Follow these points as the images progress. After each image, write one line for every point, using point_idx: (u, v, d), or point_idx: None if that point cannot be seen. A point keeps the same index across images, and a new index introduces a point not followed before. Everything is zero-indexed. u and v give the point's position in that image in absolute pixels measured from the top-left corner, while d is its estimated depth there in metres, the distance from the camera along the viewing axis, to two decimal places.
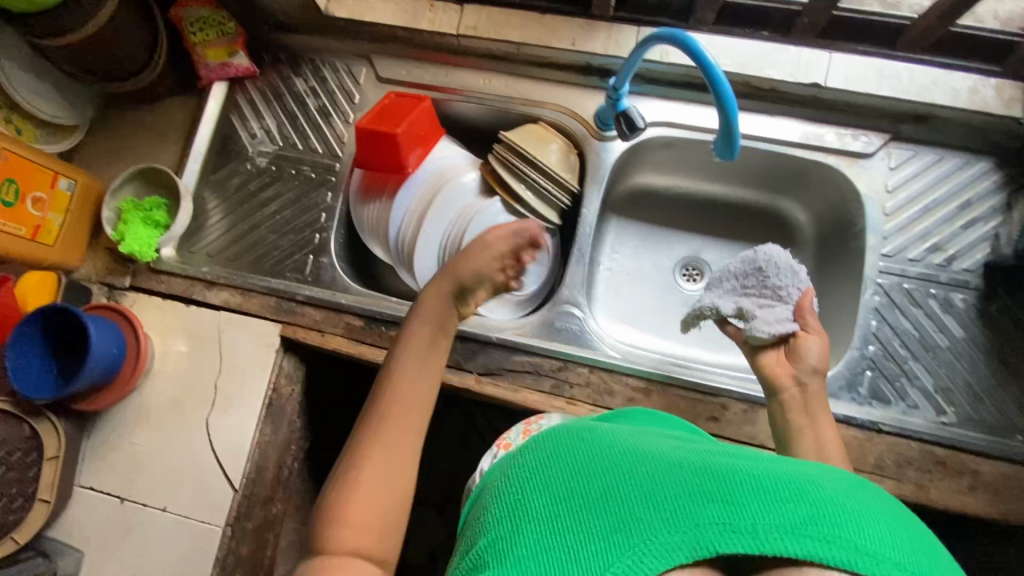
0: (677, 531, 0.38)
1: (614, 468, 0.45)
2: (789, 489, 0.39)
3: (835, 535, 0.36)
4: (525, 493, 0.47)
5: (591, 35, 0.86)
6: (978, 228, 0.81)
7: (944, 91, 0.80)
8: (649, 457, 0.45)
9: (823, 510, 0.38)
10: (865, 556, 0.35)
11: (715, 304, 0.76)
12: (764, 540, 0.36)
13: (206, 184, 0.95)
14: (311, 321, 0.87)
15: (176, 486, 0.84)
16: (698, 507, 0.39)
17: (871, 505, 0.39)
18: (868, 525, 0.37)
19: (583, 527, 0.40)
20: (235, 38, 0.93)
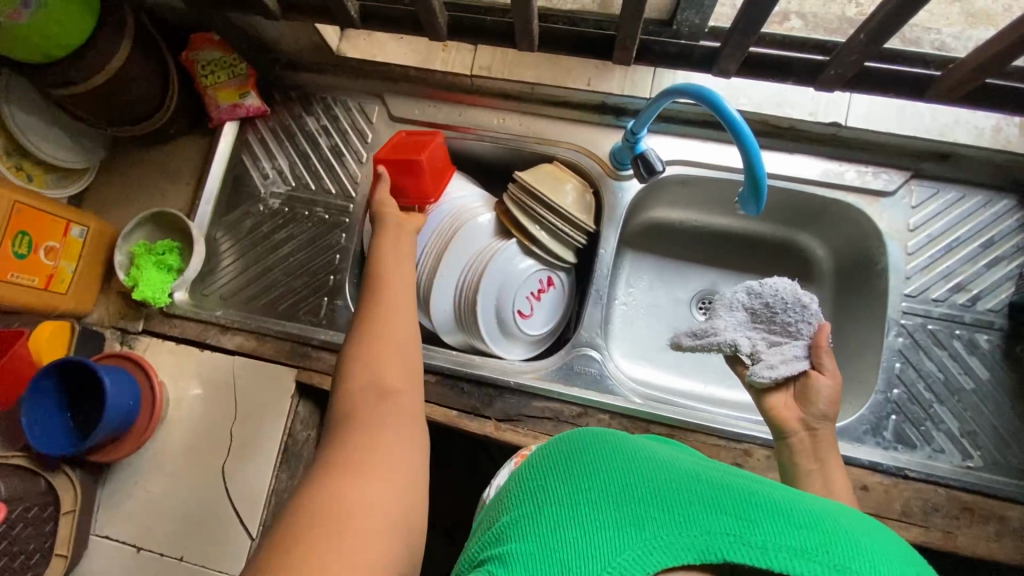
0: (686, 533, 0.36)
1: (625, 453, 0.42)
2: (805, 516, 0.37)
3: (847, 566, 0.34)
4: (528, 475, 0.44)
5: (607, 75, 0.85)
6: (1002, 266, 0.80)
7: (966, 130, 0.79)
8: (663, 457, 0.43)
9: (839, 540, 0.35)
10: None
11: (734, 340, 0.72)
12: (773, 558, 0.34)
13: (218, 225, 0.95)
14: (327, 366, 0.86)
15: (193, 534, 0.84)
16: (708, 513, 0.36)
17: (888, 540, 0.37)
18: (886, 563, 0.35)
19: (589, 508, 0.38)
20: (246, 79, 0.92)
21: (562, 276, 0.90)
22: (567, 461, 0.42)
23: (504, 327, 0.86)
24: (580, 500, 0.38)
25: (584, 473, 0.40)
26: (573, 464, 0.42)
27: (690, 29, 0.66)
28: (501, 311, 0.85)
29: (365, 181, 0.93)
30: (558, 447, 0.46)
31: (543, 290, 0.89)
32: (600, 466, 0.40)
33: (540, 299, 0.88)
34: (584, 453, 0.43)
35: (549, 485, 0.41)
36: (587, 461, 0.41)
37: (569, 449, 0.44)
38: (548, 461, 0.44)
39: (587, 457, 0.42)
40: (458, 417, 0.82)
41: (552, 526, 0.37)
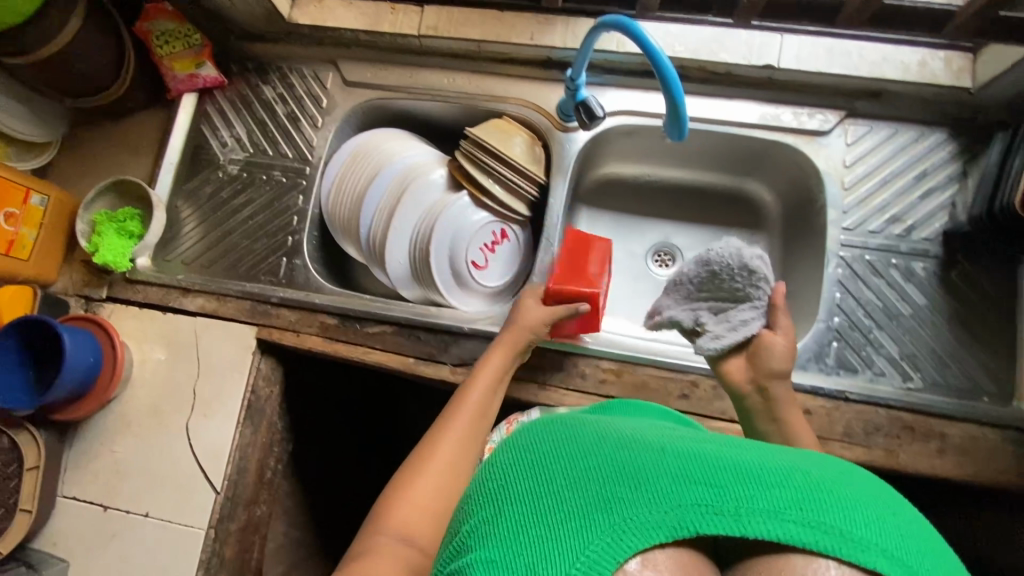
0: (657, 511, 0.35)
1: (590, 436, 0.41)
2: (773, 473, 0.37)
3: (820, 520, 0.35)
4: (492, 465, 0.43)
5: (549, 29, 0.88)
6: (938, 196, 0.82)
7: (893, 66, 0.81)
8: (623, 432, 0.42)
9: (807, 494, 0.36)
10: (852, 543, 0.34)
11: (672, 316, 0.73)
12: (746, 524, 0.35)
13: (180, 193, 0.97)
14: (286, 321, 0.88)
15: (158, 491, 0.85)
16: (679, 488, 0.36)
17: (849, 482, 0.39)
18: (853, 509, 0.36)
19: (556, 501, 0.36)
20: (202, 49, 0.94)
21: (516, 229, 0.92)
22: (533, 451, 0.41)
23: (458, 277, 0.89)
24: (548, 490, 0.37)
25: (551, 464, 0.39)
26: (539, 452, 0.41)
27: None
28: (454, 260, 0.88)
29: (321, 145, 0.95)
30: (519, 438, 0.44)
31: (497, 242, 0.91)
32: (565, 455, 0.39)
33: (494, 250, 0.91)
34: (549, 440, 0.42)
35: (516, 479, 0.39)
36: (553, 450, 0.40)
37: (529, 439, 0.43)
38: (513, 451, 0.43)
39: (553, 447, 0.41)
40: (414, 363, 0.84)
41: (524, 524, 0.36)
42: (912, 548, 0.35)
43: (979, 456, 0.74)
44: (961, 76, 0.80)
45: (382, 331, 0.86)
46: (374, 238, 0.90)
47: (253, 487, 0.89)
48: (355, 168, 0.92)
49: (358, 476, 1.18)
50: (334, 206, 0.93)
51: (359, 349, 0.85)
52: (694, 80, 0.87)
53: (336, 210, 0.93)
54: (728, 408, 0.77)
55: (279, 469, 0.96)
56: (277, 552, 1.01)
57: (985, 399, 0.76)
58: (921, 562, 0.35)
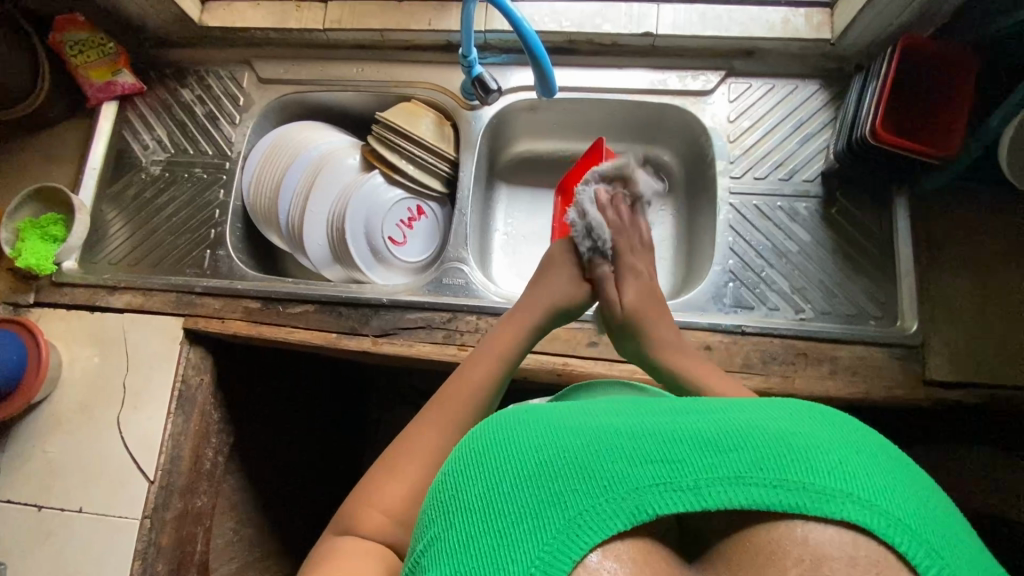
0: (615, 497, 0.33)
1: (545, 426, 0.38)
2: (733, 438, 0.35)
3: (780, 478, 0.33)
4: (445, 468, 0.40)
5: (445, 15, 0.93)
6: (815, 141, 0.88)
7: (759, 25, 0.88)
8: (576, 414, 0.40)
9: (768, 450, 0.34)
10: (817, 497, 0.33)
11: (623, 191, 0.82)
12: (707, 495, 0.33)
13: (104, 198, 0.99)
14: (210, 309, 0.90)
15: (92, 486, 0.86)
16: (634, 469, 0.34)
17: (813, 425, 0.37)
18: (817, 456, 0.34)
19: (507, 504, 0.34)
20: (117, 57, 0.98)
21: (433, 206, 0.96)
22: (482, 451, 0.38)
23: (377, 254, 0.93)
24: (499, 495, 0.35)
25: (499, 460, 0.36)
26: (488, 452, 0.37)
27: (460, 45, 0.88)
28: (371, 238, 0.92)
29: (239, 141, 0.99)
30: (467, 435, 0.41)
31: (414, 219, 0.95)
32: (512, 450, 0.36)
33: (412, 226, 0.95)
34: (496, 437, 0.38)
35: (470, 481, 0.36)
36: (501, 446, 0.37)
37: (476, 436, 0.40)
38: (464, 451, 0.39)
39: (502, 443, 0.37)
40: (337, 338, 0.86)
41: (479, 534, 0.33)
42: (880, 486, 0.33)
43: (870, 375, 0.78)
44: (820, 28, 0.87)
45: (305, 310, 0.88)
46: (294, 224, 0.94)
47: (190, 475, 0.90)
48: (273, 159, 0.96)
49: (311, 470, 1.19)
50: (256, 198, 0.97)
51: (282, 329, 0.87)
52: (583, 52, 0.94)
53: (258, 201, 0.97)
54: None
55: (219, 460, 0.96)
56: (226, 549, 1.01)
57: (871, 322, 0.81)
58: (891, 498, 0.33)
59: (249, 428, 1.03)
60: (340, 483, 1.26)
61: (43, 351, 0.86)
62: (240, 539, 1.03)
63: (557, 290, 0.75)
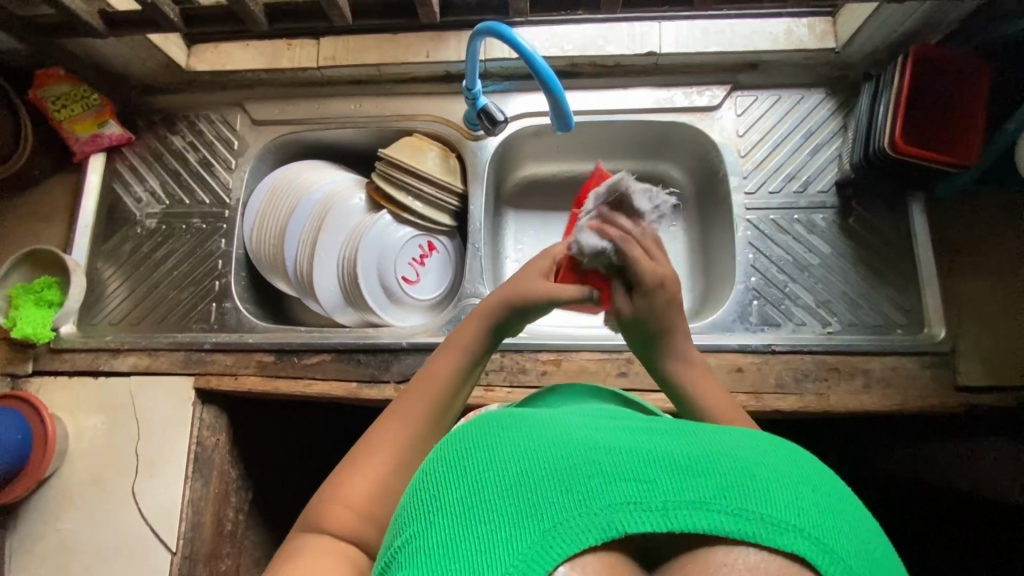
0: (588, 511, 0.32)
1: (524, 435, 0.37)
2: (701, 461, 0.35)
3: (742, 505, 0.32)
4: (426, 469, 0.39)
5: (443, 46, 0.91)
6: (826, 150, 0.88)
7: (763, 38, 0.87)
8: (557, 427, 0.39)
9: (734, 476, 0.34)
10: (769, 526, 0.32)
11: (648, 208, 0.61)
12: (672, 517, 0.32)
13: (98, 255, 0.95)
14: (223, 366, 0.86)
15: (110, 561, 0.82)
16: (607, 485, 0.33)
17: (777, 461, 0.36)
18: (776, 491, 0.34)
19: (484, 511, 0.33)
20: (102, 108, 0.94)
21: (443, 240, 0.94)
22: (465, 454, 0.37)
23: (390, 294, 0.90)
24: (479, 502, 0.33)
25: (489, 469, 0.35)
26: (470, 457, 0.36)
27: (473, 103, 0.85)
28: (383, 279, 0.89)
29: (237, 186, 0.95)
30: (454, 438, 0.40)
31: (425, 255, 0.92)
32: (495, 455, 0.36)
33: (423, 263, 0.92)
34: (481, 440, 0.38)
35: (449, 486, 0.35)
36: (490, 448, 0.37)
37: (462, 439, 0.39)
38: (447, 452, 0.38)
39: (486, 447, 0.37)
40: (357, 387, 0.83)
41: (456, 539, 0.32)
42: (830, 527, 0.33)
43: (902, 385, 0.77)
44: (824, 38, 0.86)
45: (320, 359, 0.85)
46: (301, 270, 0.91)
47: (212, 541, 0.86)
48: (273, 203, 0.93)
49: None
50: (257, 244, 0.93)
51: (300, 382, 0.84)
52: (587, 75, 0.92)
53: (260, 247, 0.93)
54: None
55: (239, 519, 0.93)
56: None
57: (899, 332, 0.80)
58: (838, 541, 0.33)
59: (267, 481, 1.00)
60: None
61: (49, 425, 0.82)
62: None
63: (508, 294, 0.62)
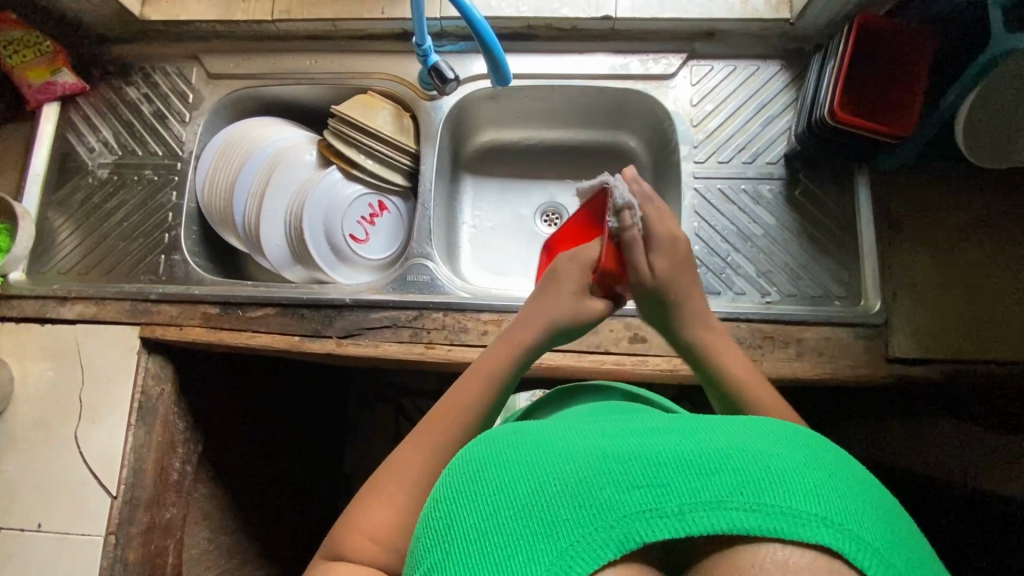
0: (602, 525, 0.33)
1: (532, 449, 0.38)
2: (710, 458, 0.34)
3: (758, 502, 0.32)
4: (436, 495, 0.40)
5: (398, 2, 0.90)
6: (778, 123, 0.88)
7: (719, 6, 0.87)
8: (566, 433, 0.39)
9: (747, 472, 0.34)
10: (790, 520, 0.32)
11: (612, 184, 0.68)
12: (689, 521, 0.33)
13: (50, 205, 0.95)
14: (168, 317, 0.87)
15: (52, 504, 0.83)
16: (620, 495, 0.33)
17: (790, 444, 0.36)
18: (792, 481, 0.33)
19: (500, 535, 0.34)
20: (53, 56, 0.92)
21: (395, 201, 0.94)
22: (475, 478, 0.38)
23: (338, 252, 0.91)
24: (493, 525, 0.34)
25: (500, 489, 0.36)
26: (480, 478, 0.37)
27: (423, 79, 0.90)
28: (332, 237, 0.89)
29: (191, 140, 0.95)
30: (465, 457, 0.41)
31: (376, 215, 0.92)
32: (509, 475, 0.36)
33: (374, 223, 0.92)
34: (488, 460, 0.38)
35: (462, 511, 0.36)
36: (498, 468, 0.37)
37: (473, 459, 0.39)
38: (456, 476, 0.39)
39: (495, 467, 0.37)
40: (300, 341, 0.84)
41: (477, 567, 0.33)
42: (847, 511, 0.33)
43: (836, 355, 0.78)
44: (779, 9, 0.86)
45: (264, 313, 0.85)
46: (249, 225, 0.91)
47: (155, 488, 0.87)
48: (226, 159, 0.93)
49: (287, 472, 1.17)
50: (209, 199, 0.93)
51: (243, 334, 0.85)
52: (542, 38, 0.92)
53: (212, 202, 0.93)
54: (603, 341, 0.81)
55: (188, 470, 0.94)
56: (201, 560, 0.98)
57: (835, 303, 0.81)
58: (857, 522, 0.33)
59: (218, 435, 1.01)
60: (315, 486, 1.25)
61: None
62: (216, 548, 1.01)
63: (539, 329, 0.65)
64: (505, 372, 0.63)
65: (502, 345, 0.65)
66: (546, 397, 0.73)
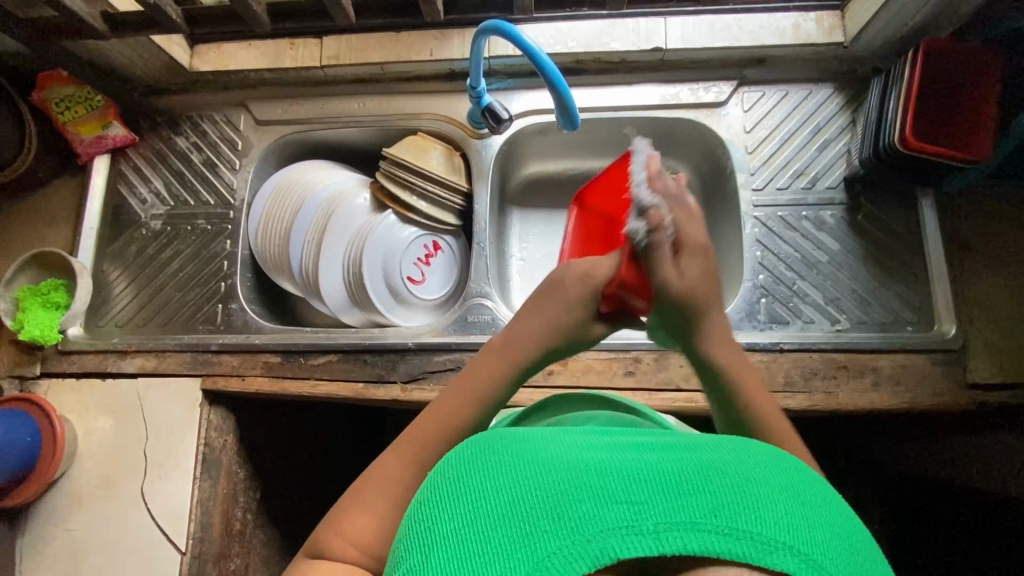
0: (579, 539, 0.29)
1: (514, 456, 0.35)
2: (693, 476, 0.31)
3: (739, 526, 0.29)
4: (417, 501, 0.37)
5: (446, 43, 0.90)
6: (834, 146, 0.87)
7: (771, 33, 0.86)
8: (550, 443, 0.36)
9: (728, 494, 0.31)
10: (760, 547, 0.29)
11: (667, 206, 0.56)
12: (666, 541, 0.29)
13: (104, 257, 0.95)
14: (229, 367, 0.86)
15: (121, 561, 0.82)
16: (598, 509, 0.30)
17: (766, 470, 0.33)
18: (770, 508, 0.30)
19: (473, 545, 0.31)
20: (105, 110, 0.93)
21: (449, 240, 0.93)
22: (456, 482, 0.35)
23: (395, 294, 0.90)
24: (469, 533, 0.31)
25: (482, 495, 0.33)
26: (461, 486, 0.34)
27: (474, 118, 0.90)
28: (389, 279, 0.89)
29: (242, 187, 0.95)
30: (447, 464, 0.38)
31: (431, 255, 0.92)
32: (489, 483, 0.33)
33: (429, 263, 0.92)
34: (469, 468, 0.35)
35: (440, 517, 0.33)
36: (481, 474, 0.34)
37: (454, 465, 0.37)
38: (441, 481, 0.37)
39: (475, 474, 0.35)
40: (364, 388, 0.83)
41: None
42: (823, 542, 0.30)
43: (913, 383, 0.76)
44: (832, 32, 0.85)
45: (328, 360, 0.85)
46: (306, 271, 0.91)
47: (220, 541, 0.86)
48: (278, 204, 0.93)
49: None
50: (263, 246, 0.93)
51: (306, 382, 0.84)
52: (591, 71, 0.92)
53: (265, 249, 0.93)
54: (671, 377, 0.79)
55: (247, 518, 0.93)
56: None
57: (909, 329, 0.80)
58: (827, 555, 0.30)
59: (274, 480, 1.00)
60: None
61: (58, 425, 0.82)
62: None
63: (546, 331, 0.56)
64: (527, 356, 0.57)
65: (497, 353, 0.57)
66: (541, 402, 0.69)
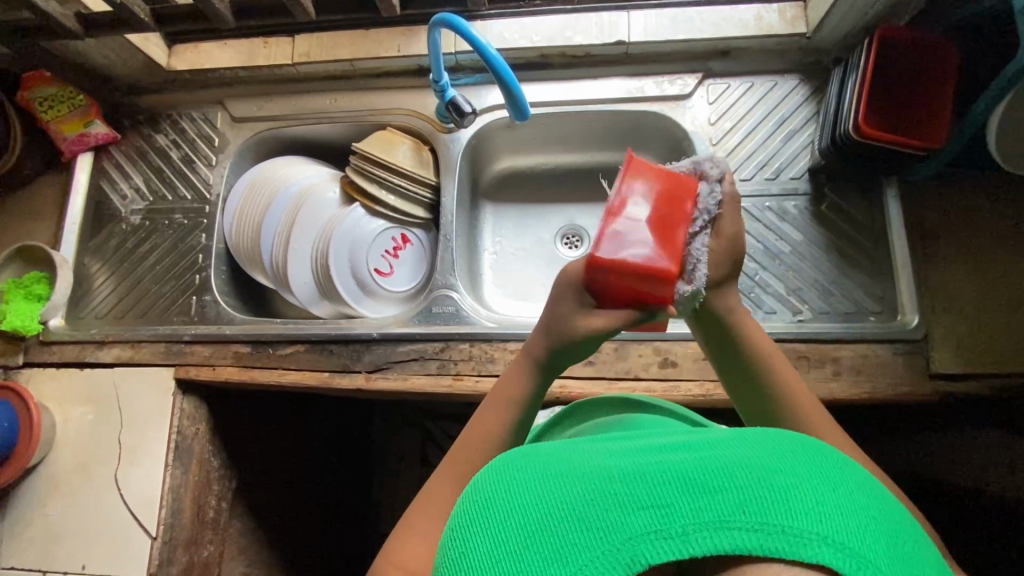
0: (608, 548, 0.30)
1: (544, 472, 0.36)
2: (714, 474, 0.31)
3: (766, 521, 0.29)
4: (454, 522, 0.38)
5: (414, 40, 0.91)
6: (799, 137, 0.87)
7: (733, 25, 0.86)
8: (577, 457, 0.37)
9: (751, 490, 0.30)
10: (793, 539, 0.28)
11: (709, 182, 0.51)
12: (695, 542, 0.29)
13: (86, 251, 0.98)
14: (201, 357, 0.89)
15: (94, 544, 0.84)
16: (625, 517, 0.31)
17: (797, 460, 0.33)
18: (796, 496, 0.30)
19: (511, 561, 0.32)
20: (88, 108, 0.96)
21: (417, 232, 0.95)
22: (485, 501, 0.36)
23: (362, 286, 0.92)
24: (506, 551, 0.33)
25: (507, 514, 0.34)
26: (491, 504, 0.36)
27: (441, 114, 0.91)
28: (357, 272, 0.91)
29: (217, 182, 0.98)
30: (479, 480, 0.39)
31: (399, 247, 0.94)
32: (518, 501, 0.35)
33: (397, 256, 0.93)
34: (499, 485, 0.37)
35: (475, 537, 0.35)
36: (508, 491, 0.36)
37: (485, 483, 0.38)
38: (473, 499, 0.38)
39: (504, 491, 0.36)
40: (330, 377, 0.84)
41: None
42: (854, 527, 0.29)
43: (876, 374, 0.75)
44: (795, 23, 0.85)
45: (295, 350, 0.87)
46: (276, 264, 0.93)
47: (191, 527, 0.88)
48: (252, 198, 0.95)
49: (318, 503, 1.18)
50: (236, 240, 0.96)
51: (274, 372, 0.86)
52: (557, 65, 0.93)
53: (239, 242, 0.96)
54: (632, 367, 0.80)
55: (221, 506, 0.95)
56: None
57: (871, 319, 0.79)
58: (865, 541, 0.29)
59: (251, 471, 1.02)
60: (345, 516, 1.25)
61: (35, 413, 0.84)
62: None
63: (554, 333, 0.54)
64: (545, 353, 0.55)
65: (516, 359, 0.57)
66: (578, 404, 0.70)
